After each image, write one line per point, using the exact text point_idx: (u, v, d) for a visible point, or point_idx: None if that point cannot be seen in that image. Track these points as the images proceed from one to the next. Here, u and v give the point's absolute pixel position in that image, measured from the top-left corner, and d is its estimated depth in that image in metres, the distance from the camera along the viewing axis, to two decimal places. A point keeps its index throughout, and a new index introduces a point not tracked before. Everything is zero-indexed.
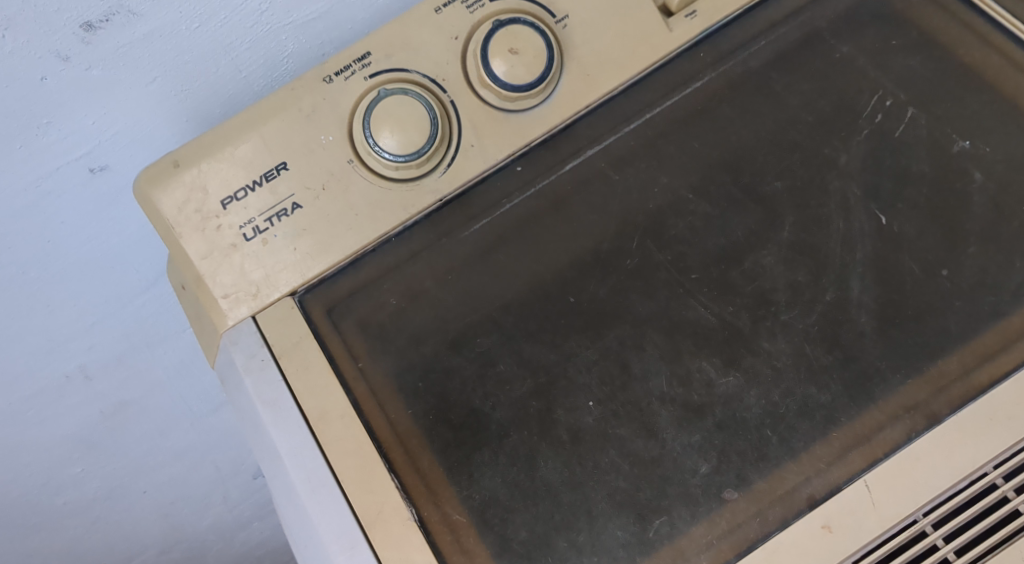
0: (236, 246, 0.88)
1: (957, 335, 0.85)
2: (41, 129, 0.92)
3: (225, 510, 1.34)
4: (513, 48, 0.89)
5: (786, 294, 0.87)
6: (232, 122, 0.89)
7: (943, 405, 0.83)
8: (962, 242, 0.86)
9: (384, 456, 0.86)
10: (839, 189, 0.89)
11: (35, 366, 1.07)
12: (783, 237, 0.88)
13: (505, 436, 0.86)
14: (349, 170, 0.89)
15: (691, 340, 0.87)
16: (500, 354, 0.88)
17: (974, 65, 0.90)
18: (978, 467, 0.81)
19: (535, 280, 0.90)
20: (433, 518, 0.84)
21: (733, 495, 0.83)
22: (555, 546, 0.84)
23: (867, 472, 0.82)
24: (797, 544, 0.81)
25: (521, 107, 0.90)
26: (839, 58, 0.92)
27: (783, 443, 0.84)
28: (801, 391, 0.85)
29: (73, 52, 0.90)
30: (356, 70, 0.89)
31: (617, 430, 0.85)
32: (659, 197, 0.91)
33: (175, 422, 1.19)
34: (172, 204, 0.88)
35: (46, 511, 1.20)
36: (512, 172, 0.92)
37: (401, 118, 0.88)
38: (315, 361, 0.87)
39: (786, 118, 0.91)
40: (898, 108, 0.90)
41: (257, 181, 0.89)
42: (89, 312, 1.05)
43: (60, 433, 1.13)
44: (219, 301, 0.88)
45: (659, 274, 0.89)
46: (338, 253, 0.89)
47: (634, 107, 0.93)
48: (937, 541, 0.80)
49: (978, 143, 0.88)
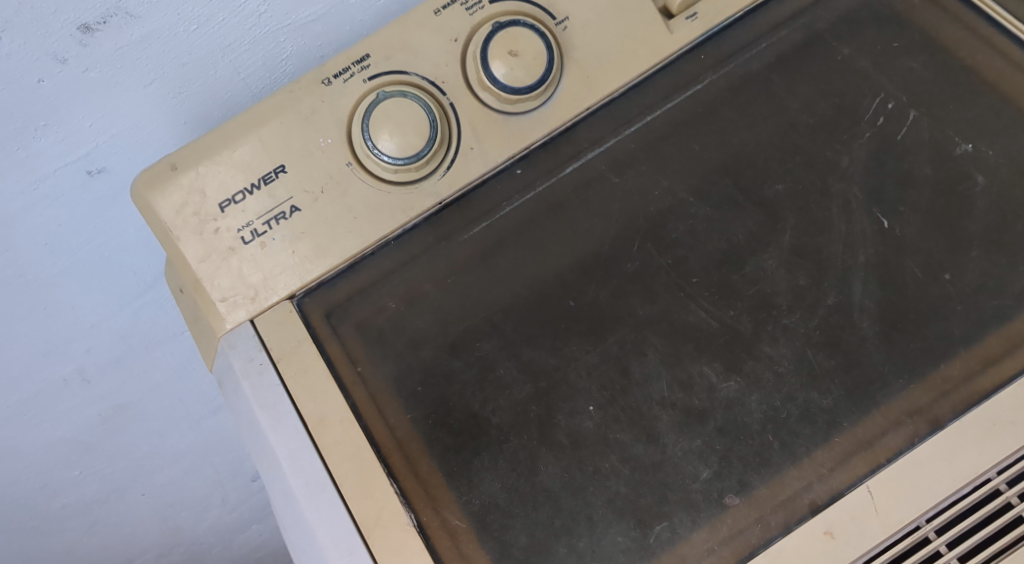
0: (234, 249, 0.88)
1: (959, 340, 0.84)
2: (38, 131, 0.92)
3: (224, 513, 1.33)
4: (512, 50, 0.88)
5: (788, 298, 0.86)
6: (230, 125, 0.88)
7: (945, 411, 0.82)
8: (964, 246, 0.86)
9: (383, 461, 0.85)
10: (841, 192, 0.88)
11: (33, 368, 1.06)
12: (785, 241, 0.87)
13: (505, 441, 0.85)
14: (348, 173, 0.89)
15: (691, 345, 0.86)
16: (500, 358, 0.88)
17: (976, 67, 0.89)
18: (982, 473, 0.80)
19: (535, 283, 0.90)
20: (433, 523, 0.84)
21: (734, 500, 0.83)
22: (555, 552, 0.83)
23: (869, 477, 0.81)
24: (799, 550, 0.81)
25: (521, 109, 0.90)
26: (841, 60, 0.91)
27: (785, 449, 0.83)
28: (802, 395, 0.84)
29: (70, 54, 0.90)
30: (355, 72, 0.89)
31: (617, 435, 0.85)
32: (659, 200, 0.90)
33: (174, 426, 1.18)
34: (170, 207, 0.87)
35: (44, 514, 1.20)
36: (512, 175, 0.91)
37: (400, 121, 0.88)
38: (314, 365, 0.87)
39: (787, 121, 0.91)
40: (900, 111, 0.89)
41: (255, 184, 0.88)
42: (87, 315, 1.05)
43: (58, 436, 1.12)
44: (217, 304, 0.88)
45: (660, 277, 0.88)
46: (337, 256, 0.89)
47: (634, 109, 0.92)
48: (939, 548, 0.80)
49: (980, 147, 0.87)
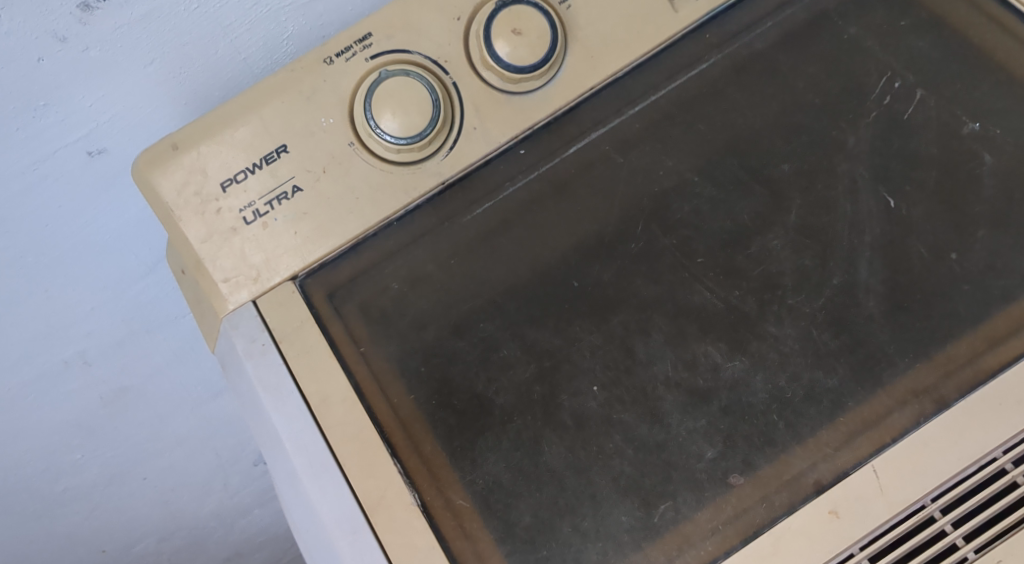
0: (236, 229, 0.87)
1: (965, 319, 0.84)
2: (38, 111, 0.91)
3: (226, 497, 1.30)
4: (515, 28, 0.87)
5: (793, 278, 0.86)
6: (231, 105, 0.88)
7: (952, 390, 0.82)
8: (971, 226, 0.86)
9: (386, 441, 0.85)
10: (848, 172, 0.88)
11: (34, 350, 1.06)
12: (790, 221, 0.87)
13: (508, 421, 0.85)
14: (350, 153, 0.88)
15: (696, 325, 0.86)
16: (503, 339, 0.88)
17: (984, 45, 0.89)
18: (987, 453, 0.80)
19: (539, 264, 0.89)
20: (436, 503, 0.84)
21: (739, 480, 0.83)
22: (559, 531, 0.83)
23: (875, 456, 0.82)
24: (803, 529, 0.81)
25: (524, 89, 0.89)
26: (847, 39, 0.91)
27: (789, 428, 0.83)
28: (808, 375, 0.84)
29: (70, 33, 0.89)
30: (357, 51, 0.88)
31: (622, 415, 0.85)
32: (664, 180, 0.90)
33: (176, 409, 1.17)
34: (172, 188, 0.87)
35: (44, 498, 1.18)
36: (515, 156, 0.91)
37: (402, 100, 0.87)
38: (316, 346, 0.86)
39: (793, 101, 0.90)
40: (907, 90, 0.89)
41: (256, 164, 0.88)
42: (88, 297, 1.04)
43: (60, 418, 1.11)
44: (219, 285, 0.87)
45: (664, 257, 0.88)
46: (339, 237, 0.88)
47: (638, 89, 0.91)
48: (945, 527, 0.80)
49: (987, 125, 0.87)
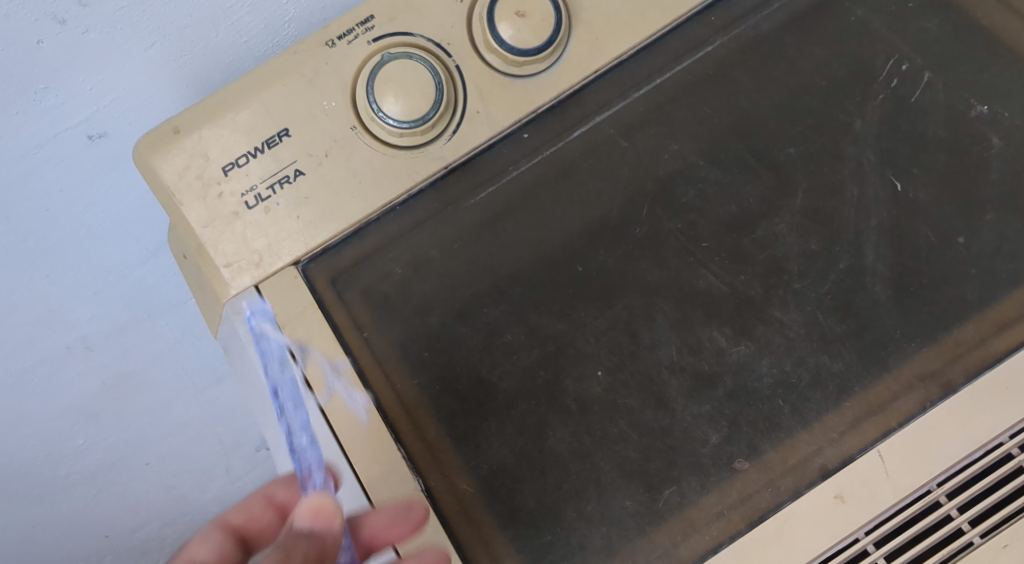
0: (238, 214, 0.86)
1: (972, 304, 0.84)
2: (38, 95, 0.91)
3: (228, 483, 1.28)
4: (519, 10, 0.86)
5: (799, 262, 0.86)
6: (233, 88, 0.87)
7: (958, 374, 0.83)
8: (979, 209, 0.85)
9: (389, 427, 0.85)
10: (854, 155, 0.87)
11: (36, 336, 1.05)
12: (797, 205, 0.87)
13: (512, 407, 0.85)
14: (353, 137, 0.87)
15: (701, 310, 0.86)
16: (507, 324, 0.87)
17: (994, 28, 0.89)
18: (994, 437, 0.81)
19: (543, 248, 0.89)
20: (440, 488, 0.84)
21: (744, 465, 0.83)
22: (564, 516, 0.83)
23: (880, 442, 0.82)
24: (808, 514, 0.81)
25: (528, 72, 0.88)
26: (855, 22, 0.90)
27: (795, 413, 0.83)
28: (813, 360, 0.84)
29: (69, 15, 0.88)
30: (359, 34, 0.88)
31: (626, 400, 0.84)
32: (670, 163, 0.89)
33: (177, 395, 1.16)
34: (173, 171, 0.86)
35: (46, 484, 1.17)
36: (518, 139, 0.90)
37: (405, 84, 0.86)
38: (319, 331, 0.86)
39: (800, 83, 0.90)
40: (914, 73, 0.88)
41: (258, 148, 0.87)
42: (89, 283, 1.04)
43: (61, 404, 1.11)
44: (221, 270, 0.86)
45: (670, 241, 0.88)
46: (342, 222, 0.87)
47: (643, 72, 0.90)
48: (950, 512, 0.80)
49: (996, 109, 0.87)
